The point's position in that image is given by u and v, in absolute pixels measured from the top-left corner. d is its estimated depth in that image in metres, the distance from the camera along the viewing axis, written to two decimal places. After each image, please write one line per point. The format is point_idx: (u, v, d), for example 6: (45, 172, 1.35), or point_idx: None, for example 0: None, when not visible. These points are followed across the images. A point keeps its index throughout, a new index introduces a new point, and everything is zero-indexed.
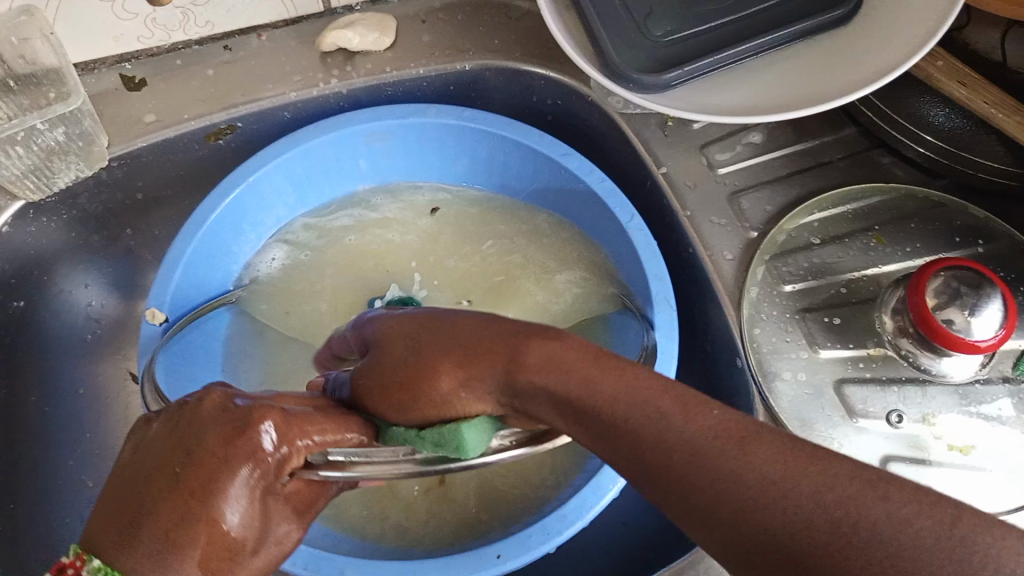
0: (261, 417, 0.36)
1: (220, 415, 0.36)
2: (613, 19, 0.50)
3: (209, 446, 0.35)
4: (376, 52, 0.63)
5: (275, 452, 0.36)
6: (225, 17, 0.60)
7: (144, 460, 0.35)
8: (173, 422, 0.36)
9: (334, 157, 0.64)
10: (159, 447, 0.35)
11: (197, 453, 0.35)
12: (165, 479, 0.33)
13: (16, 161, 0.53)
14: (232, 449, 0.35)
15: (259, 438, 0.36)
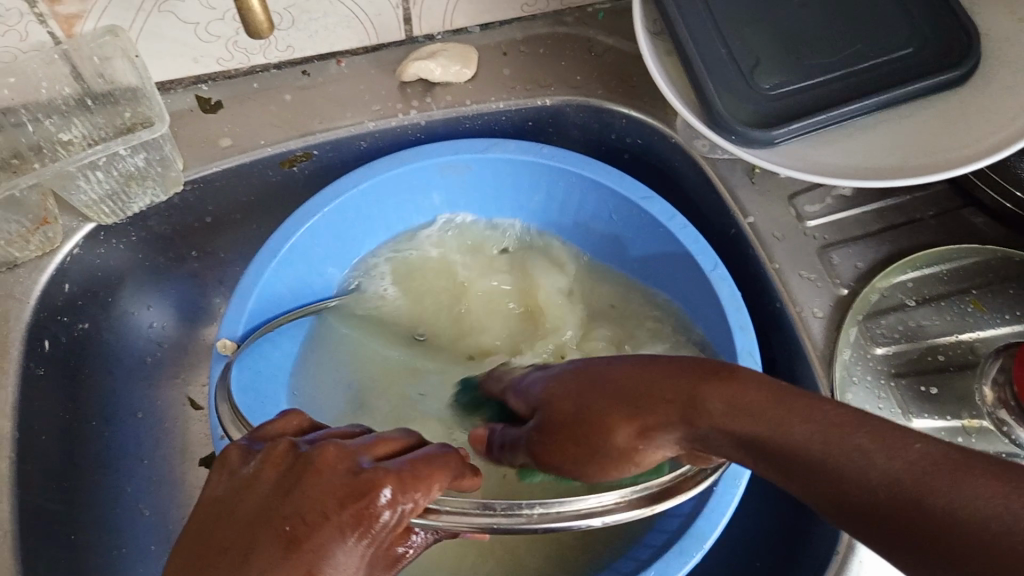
0: (379, 481, 0.33)
1: (338, 473, 0.33)
2: (718, 68, 0.49)
3: (323, 507, 0.32)
4: (457, 84, 0.62)
5: (389, 516, 0.33)
6: (307, 43, 0.59)
7: (252, 512, 0.32)
8: (289, 473, 0.33)
9: (409, 188, 0.62)
10: (271, 500, 0.32)
11: (310, 514, 0.31)
12: (273, 532, 0.31)
13: (95, 186, 0.52)
14: (344, 515, 0.32)
15: (377, 503, 0.32)
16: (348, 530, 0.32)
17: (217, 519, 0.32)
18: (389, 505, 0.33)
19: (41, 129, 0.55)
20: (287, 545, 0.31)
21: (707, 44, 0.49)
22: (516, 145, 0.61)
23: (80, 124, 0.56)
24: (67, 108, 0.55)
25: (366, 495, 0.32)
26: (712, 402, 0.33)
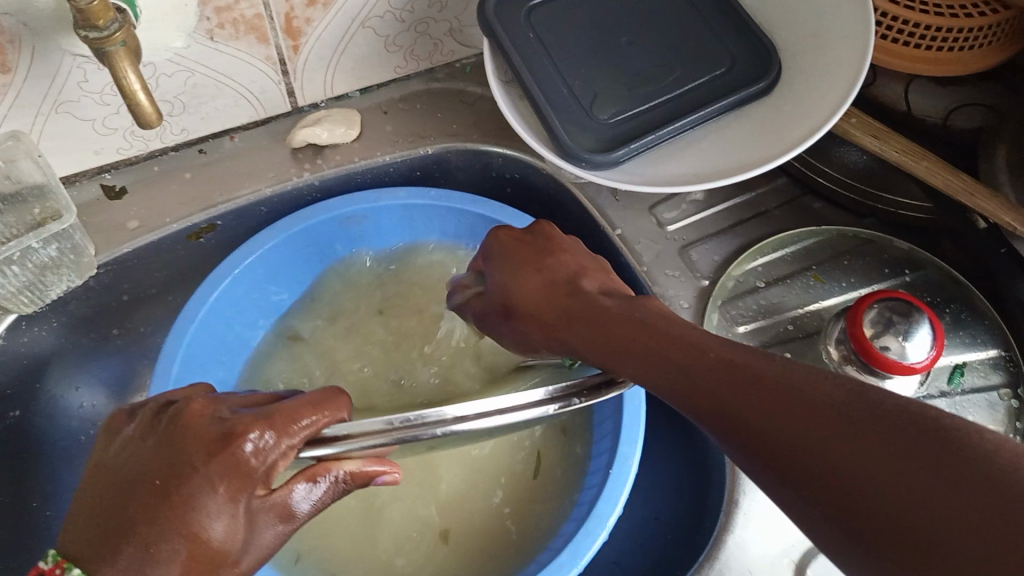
0: (243, 429, 0.39)
1: (201, 429, 0.39)
2: (562, 105, 0.56)
3: (192, 461, 0.38)
4: (344, 144, 0.68)
5: (258, 457, 0.38)
6: (200, 124, 0.64)
7: (129, 466, 0.39)
8: (164, 432, 0.40)
9: (314, 242, 0.68)
10: (145, 454, 0.39)
11: (180, 467, 0.38)
12: (149, 501, 0.37)
13: (12, 278, 0.56)
14: (213, 464, 0.38)
15: (242, 448, 0.38)
16: (217, 479, 0.38)
17: (110, 482, 0.39)
18: (254, 440, 0.38)
19: None
20: (160, 496, 0.37)
21: (551, 87, 0.57)
22: (405, 192, 0.67)
23: None
24: None
25: (232, 442, 0.38)
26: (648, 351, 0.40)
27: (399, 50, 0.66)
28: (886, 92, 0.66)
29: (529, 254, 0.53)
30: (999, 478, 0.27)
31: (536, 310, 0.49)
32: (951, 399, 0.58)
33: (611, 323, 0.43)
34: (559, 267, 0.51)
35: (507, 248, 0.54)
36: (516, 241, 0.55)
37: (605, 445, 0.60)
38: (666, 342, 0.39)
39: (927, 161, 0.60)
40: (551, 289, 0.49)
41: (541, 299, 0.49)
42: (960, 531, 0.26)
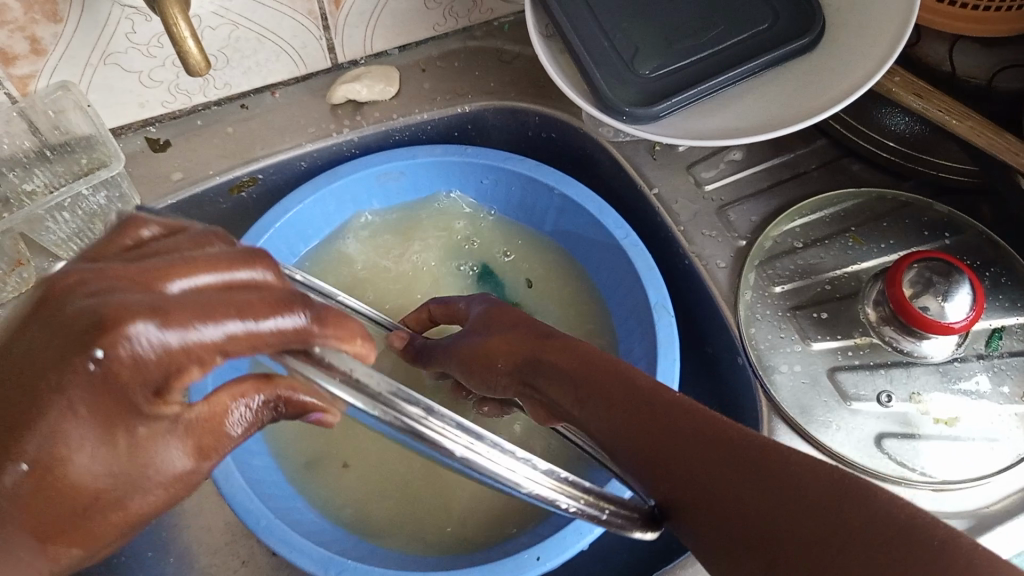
0: (121, 318, 0.23)
1: (67, 308, 0.24)
2: (603, 60, 0.56)
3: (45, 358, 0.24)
4: (383, 101, 0.69)
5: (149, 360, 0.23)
6: (242, 79, 0.65)
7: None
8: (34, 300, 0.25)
9: (352, 198, 0.69)
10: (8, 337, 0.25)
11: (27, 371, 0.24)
12: None
13: (62, 225, 0.59)
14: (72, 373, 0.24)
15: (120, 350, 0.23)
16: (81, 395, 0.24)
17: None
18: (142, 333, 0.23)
19: (5, 181, 0.60)
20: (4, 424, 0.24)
21: (593, 42, 0.57)
22: (442, 149, 0.68)
23: (41, 172, 0.61)
24: (27, 160, 0.60)
25: (90, 340, 0.23)
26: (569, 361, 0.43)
27: (439, 7, 0.67)
28: (930, 53, 0.65)
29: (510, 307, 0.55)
30: (868, 507, 0.31)
31: (493, 332, 0.50)
32: (988, 362, 0.58)
33: (534, 342, 0.46)
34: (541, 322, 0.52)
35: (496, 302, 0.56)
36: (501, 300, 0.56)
37: None
38: (575, 359, 0.43)
39: (971, 121, 0.59)
40: (515, 324, 0.50)
41: (504, 323, 0.51)
42: (831, 554, 0.31)
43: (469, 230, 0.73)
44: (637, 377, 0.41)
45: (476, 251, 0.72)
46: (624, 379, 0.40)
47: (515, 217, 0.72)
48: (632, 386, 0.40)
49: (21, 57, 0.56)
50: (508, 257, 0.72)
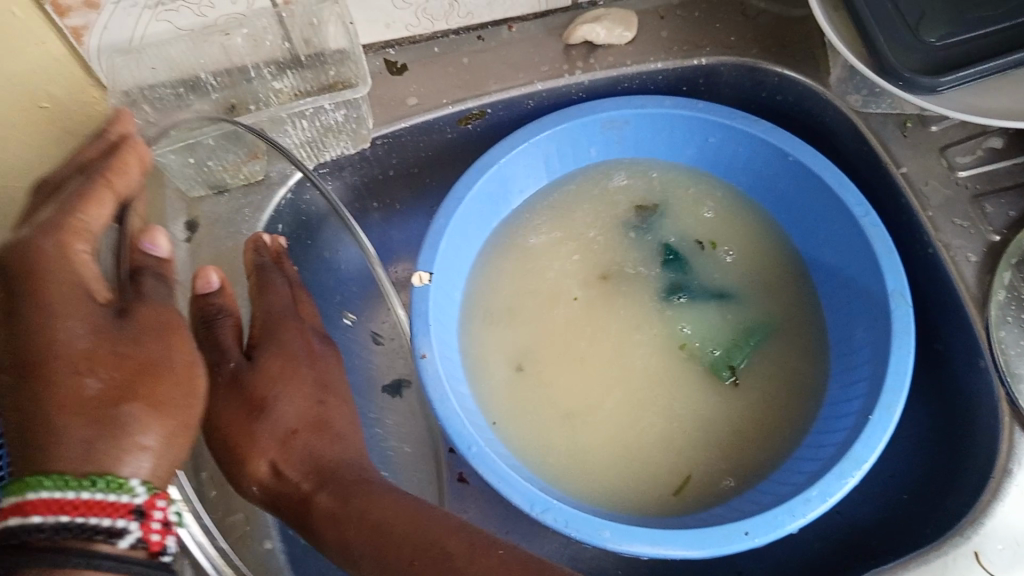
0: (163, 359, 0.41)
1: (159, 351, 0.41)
2: (887, 21, 0.52)
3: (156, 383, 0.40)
4: (618, 46, 0.67)
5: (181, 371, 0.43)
6: (486, 10, 0.65)
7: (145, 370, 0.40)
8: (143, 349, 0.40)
9: (572, 143, 0.68)
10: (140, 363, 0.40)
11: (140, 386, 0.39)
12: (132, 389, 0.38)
13: (300, 132, 0.61)
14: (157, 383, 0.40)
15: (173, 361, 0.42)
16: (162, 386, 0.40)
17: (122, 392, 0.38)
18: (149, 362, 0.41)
19: (261, 80, 0.65)
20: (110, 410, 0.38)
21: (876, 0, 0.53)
22: (672, 101, 0.66)
23: (291, 76, 0.65)
24: (284, 62, 0.65)
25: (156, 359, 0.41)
26: (328, 503, 0.46)
27: None
28: None
29: (307, 353, 0.55)
30: None
31: (258, 425, 0.51)
32: None
33: (258, 478, 0.50)
34: (343, 403, 0.55)
35: (282, 326, 0.56)
36: (279, 330, 0.56)
37: (860, 390, 0.58)
38: (298, 504, 0.48)
39: None
40: (258, 412, 0.51)
41: (274, 422, 0.51)
42: None
43: (688, 203, 0.70)
44: (373, 510, 0.45)
45: (685, 230, 0.69)
46: (365, 518, 0.44)
47: (736, 183, 0.70)
48: (375, 517, 0.44)
49: None
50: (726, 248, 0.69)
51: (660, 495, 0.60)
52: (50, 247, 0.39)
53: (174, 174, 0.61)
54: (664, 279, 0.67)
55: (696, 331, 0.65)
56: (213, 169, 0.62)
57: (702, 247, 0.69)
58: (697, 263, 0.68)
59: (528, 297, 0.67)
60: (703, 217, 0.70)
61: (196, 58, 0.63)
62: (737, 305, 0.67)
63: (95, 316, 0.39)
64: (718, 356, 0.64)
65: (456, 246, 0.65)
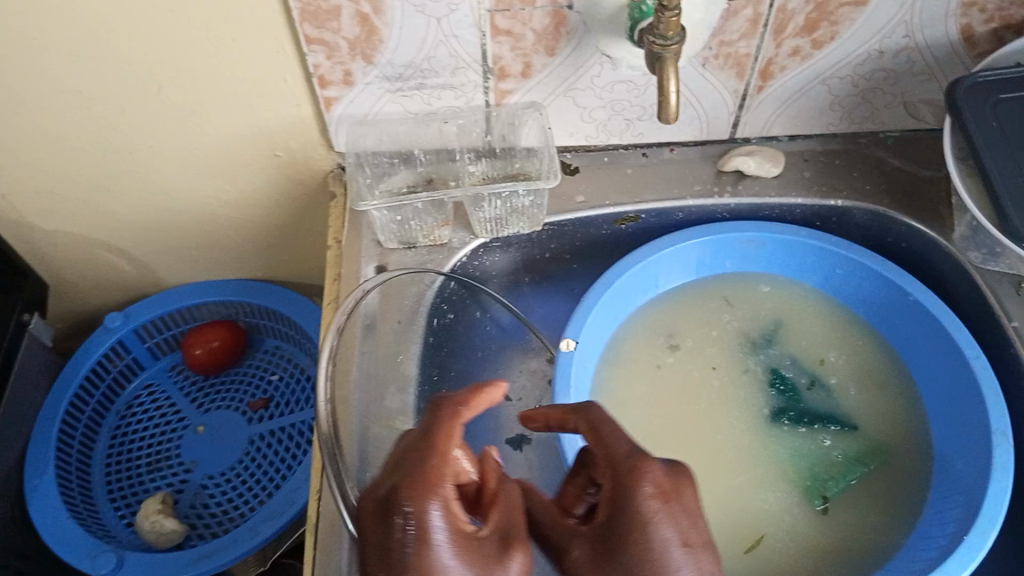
0: None
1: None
2: (1016, 190, 0.61)
3: None
4: (764, 178, 0.77)
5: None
6: (655, 132, 0.78)
7: None
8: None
9: (712, 253, 0.78)
10: None
11: None
12: None
13: (491, 209, 0.72)
14: None
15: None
16: None
17: None
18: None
19: (459, 163, 0.78)
20: None
21: (1008, 172, 0.62)
22: (806, 232, 0.76)
23: (485, 163, 0.78)
24: (482, 152, 0.78)
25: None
26: None
27: (840, 111, 0.75)
28: None
29: (663, 512, 0.43)
30: None
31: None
32: None
33: None
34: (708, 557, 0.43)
35: (631, 480, 0.44)
36: (631, 487, 0.44)
37: (956, 516, 0.63)
38: None
39: None
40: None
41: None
42: None
43: (807, 322, 0.78)
44: None
45: (801, 347, 0.77)
46: None
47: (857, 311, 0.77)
48: None
49: (512, 76, 0.71)
50: (836, 361, 0.76)
51: (733, 552, 0.67)
52: (434, 471, 0.42)
53: (380, 227, 0.74)
54: (776, 402, 0.74)
55: (793, 456, 0.71)
56: (412, 228, 0.75)
57: (822, 378, 0.76)
58: (810, 391, 0.75)
59: (655, 378, 0.75)
60: (829, 356, 0.77)
61: (414, 138, 0.77)
62: (845, 435, 0.72)
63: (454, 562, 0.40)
64: (812, 483, 0.70)
65: (600, 324, 0.74)
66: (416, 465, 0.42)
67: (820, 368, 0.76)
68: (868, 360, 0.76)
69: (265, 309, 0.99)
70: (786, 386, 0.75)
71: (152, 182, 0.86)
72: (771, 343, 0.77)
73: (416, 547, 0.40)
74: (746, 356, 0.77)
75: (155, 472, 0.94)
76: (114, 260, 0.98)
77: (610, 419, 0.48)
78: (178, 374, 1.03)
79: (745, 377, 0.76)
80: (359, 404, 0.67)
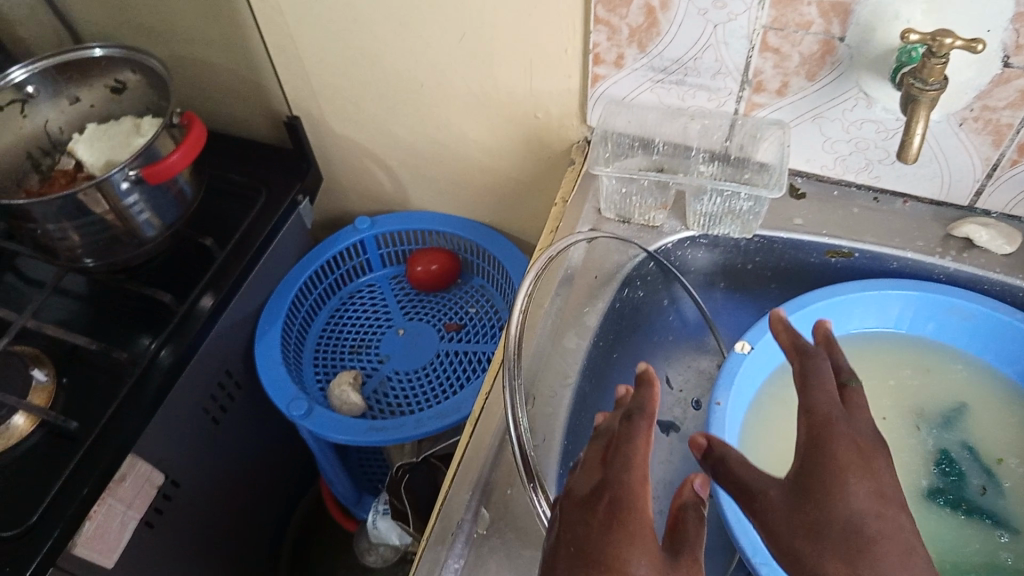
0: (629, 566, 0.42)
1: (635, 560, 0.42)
2: None
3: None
4: (993, 253, 0.76)
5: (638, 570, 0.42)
6: (892, 179, 0.79)
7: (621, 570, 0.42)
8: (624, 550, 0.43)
9: (915, 311, 0.78)
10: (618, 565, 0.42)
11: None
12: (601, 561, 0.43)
13: (710, 204, 0.78)
14: None
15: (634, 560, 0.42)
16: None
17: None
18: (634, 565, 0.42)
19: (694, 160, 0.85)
20: None
21: None
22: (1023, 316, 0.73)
23: (717, 166, 0.84)
24: (718, 156, 0.84)
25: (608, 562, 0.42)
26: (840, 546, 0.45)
27: None
28: None
29: (858, 463, 0.48)
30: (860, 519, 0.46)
31: (821, 544, 0.45)
32: None
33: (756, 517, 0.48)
34: (904, 514, 0.46)
35: (831, 429, 0.50)
36: (826, 437, 0.50)
37: None
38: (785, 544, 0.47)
39: None
40: (814, 533, 0.46)
41: (845, 532, 0.45)
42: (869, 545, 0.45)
43: (996, 415, 0.75)
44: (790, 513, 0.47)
45: (981, 437, 0.74)
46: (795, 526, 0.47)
47: None
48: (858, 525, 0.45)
49: (767, 91, 0.76)
50: (1015, 459, 0.73)
51: None
52: (635, 473, 0.46)
53: (606, 194, 0.82)
54: (936, 480, 0.73)
55: (942, 535, 0.70)
56: (633, 203, 0.82)
57: (996, 470, 0.72)
58: (979, 479, 0.72)
59: None
60: (1009, 452, 0.73)
61: (661, 127, 0.84)
62: (1005, 531, 0.69)
63: (655, 553, 0.43)
64: (955, 567, 0.68)
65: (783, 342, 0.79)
66: (622, 471, 0.47)
67: (996, 459, 0.73)
68: None
69: (482, 249, 1.12)
70: (952, 470, 0.73)
71: (429, 113, 1.00)
72: (949, 423, 0.75)
73: (606, 519, 0.44)
74: (916, 428, 0.75)
75: (354, 354, 1.09)
76: (378, 173, 1.15)
77: (824, 369, 0.55)
78: (396, 283, 1.19)
79: (909, 448, 0.74)
80: (543, 336, 0.76)
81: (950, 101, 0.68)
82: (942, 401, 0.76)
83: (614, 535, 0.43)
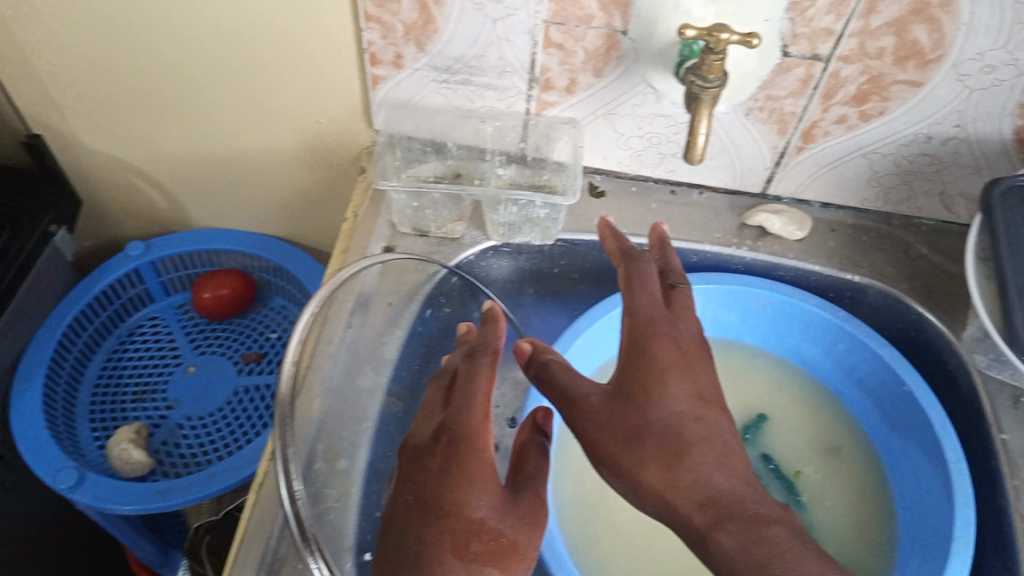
0: (469, 501, 0.43)
1: (474, 493, 0.43)
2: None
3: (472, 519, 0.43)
4: (785, 239, 0.77)
5: (478, 507, 0.43)
6: (686, 172, 0.78)
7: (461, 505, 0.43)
8: (465, 482, 0.43)
9: (718, 306, 0.77)
10: (458, 499, 0.43)
11: (466, 522, 0.43)
12: (440, 504, 0.43)
13: (507, 214, 0.74)
14: (465, 525, 0.42)
15: (474, 497, 0.43)
16: (467, 523, 0.43)
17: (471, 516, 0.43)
18: (477, 501, 0.43)
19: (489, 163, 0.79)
20: (449, 538, 0.42)
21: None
22: (815, 300, 0.74)
23: (514, 168, 0.78)
24: (512, 157, 0.78)
25: (448, 500, 0.43)
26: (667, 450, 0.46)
27: (878, 187, 0.75)
28: None
29: (679, 364, 0.49)
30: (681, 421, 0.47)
31: (640, 450, 0.46)
32: None
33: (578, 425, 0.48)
34: (721, 415, 0.48)
35: (651, 331, 0.51)
36: (649, 340, 0.51)
37: None
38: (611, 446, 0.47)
39: None
40: (635, 439, 0.46)
41: (664, 435, 0.46)
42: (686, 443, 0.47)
43: (789, 424, 0.77)
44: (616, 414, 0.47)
45: (780, 446, 0.75)
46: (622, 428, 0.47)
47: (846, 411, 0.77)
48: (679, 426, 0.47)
49: (556, 89, 0.72)
50: (809, 467, 0.74)
51: None
52: (480, 410, 0.46)
53: (396, 210, 0.75)
54: None
55: None
56: (426, 216, 0.76)
57: (793, 478, 0.73)
58: (780, 490, 0.72)
59: None
60: (804, 460, 0.74)
61: (451, 130, 0.78)
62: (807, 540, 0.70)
63: (496, 493, 0.44)
64: None
65: (590, 347, 0.75)
66: (465, 409, 0.46)
67: (792, 468, 0.74)
68: (841, 473, 0.74)
69: (279, 268, 1.01)
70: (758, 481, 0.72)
71: (196, 122, 0.88)
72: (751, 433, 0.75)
73: (449, 458, 0.44)
74: None
75: (138, 402, 0.96)
76: (148, 190, 1.01)
77: (648, 272, 0.56)
78: (183, 313, 1.06)
79: None
80: (338, 375, 0.68)
81: (735, 92, 0.67)
82: (743, 411, 0.77)
83: (455, 481, 0.44)
